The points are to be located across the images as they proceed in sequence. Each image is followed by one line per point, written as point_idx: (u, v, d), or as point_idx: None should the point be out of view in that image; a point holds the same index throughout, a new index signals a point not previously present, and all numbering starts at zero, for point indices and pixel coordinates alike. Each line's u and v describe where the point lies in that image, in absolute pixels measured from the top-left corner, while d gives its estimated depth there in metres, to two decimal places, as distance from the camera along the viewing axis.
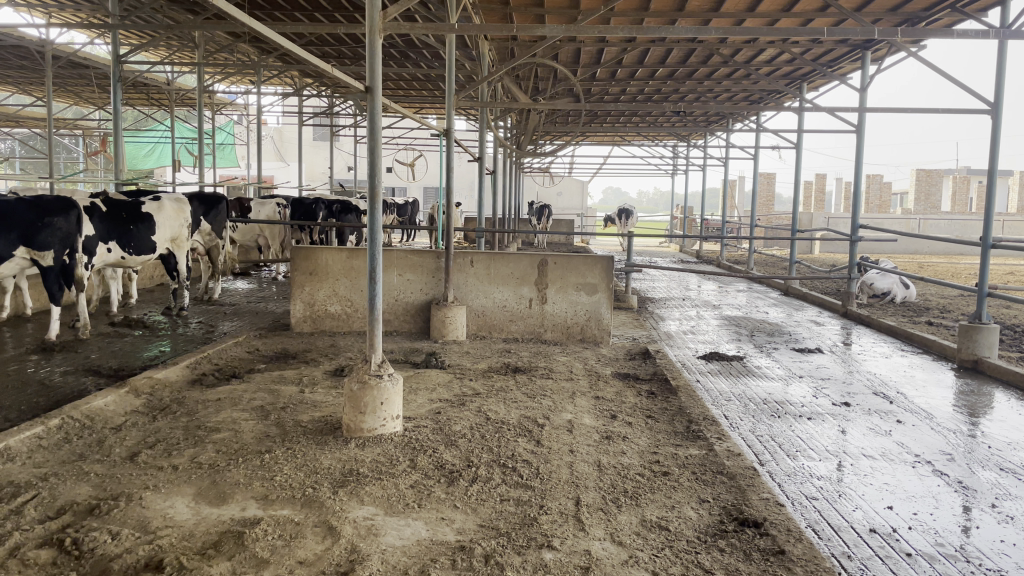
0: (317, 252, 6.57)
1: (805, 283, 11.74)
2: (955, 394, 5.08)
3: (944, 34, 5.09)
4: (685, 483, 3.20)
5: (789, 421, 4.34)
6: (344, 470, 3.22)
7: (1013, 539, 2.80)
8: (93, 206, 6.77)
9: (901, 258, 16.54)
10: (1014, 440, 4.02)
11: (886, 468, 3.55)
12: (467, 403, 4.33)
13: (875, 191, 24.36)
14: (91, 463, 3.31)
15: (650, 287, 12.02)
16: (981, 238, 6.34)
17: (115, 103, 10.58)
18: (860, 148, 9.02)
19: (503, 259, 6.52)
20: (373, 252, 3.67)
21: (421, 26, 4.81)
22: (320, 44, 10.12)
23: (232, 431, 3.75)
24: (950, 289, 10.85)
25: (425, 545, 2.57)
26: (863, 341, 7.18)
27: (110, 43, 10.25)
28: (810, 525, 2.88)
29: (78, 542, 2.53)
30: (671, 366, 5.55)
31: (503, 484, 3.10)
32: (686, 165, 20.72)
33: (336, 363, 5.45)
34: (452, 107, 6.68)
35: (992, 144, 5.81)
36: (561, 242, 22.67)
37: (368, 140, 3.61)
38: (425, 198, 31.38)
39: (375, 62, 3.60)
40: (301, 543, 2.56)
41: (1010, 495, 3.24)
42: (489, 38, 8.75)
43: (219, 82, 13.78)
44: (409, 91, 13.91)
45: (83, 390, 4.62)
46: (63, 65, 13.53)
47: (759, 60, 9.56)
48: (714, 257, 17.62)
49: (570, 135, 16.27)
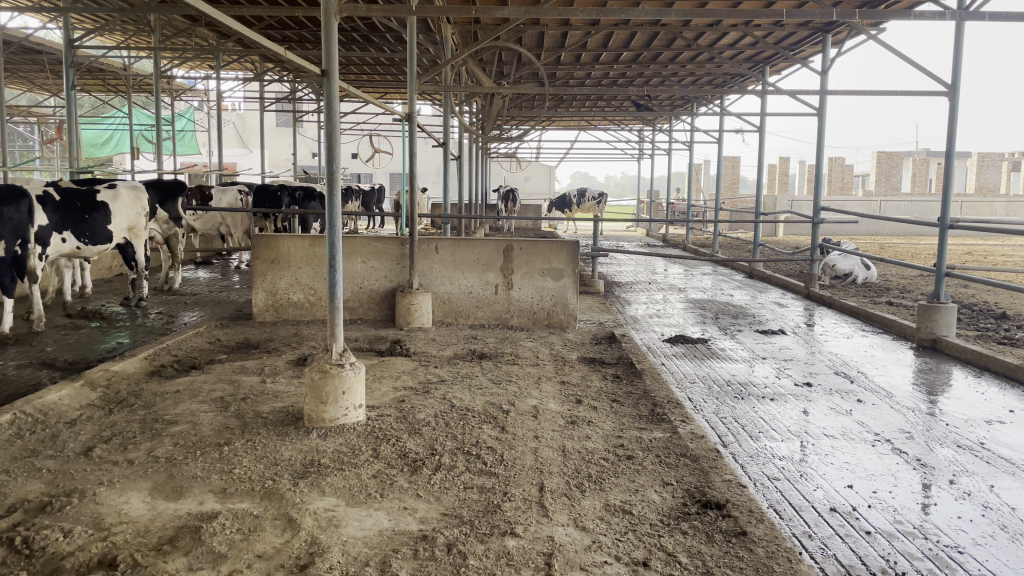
0: (278, 240, 6.44)
1: (769, 265, 11.91)
2: (915, 373, 5.21)
3: (903, 16, 5.16)
4: (649, 466, 3.21)
5: (752, 402, 4.40)
6: (305, 461, 3.15)
7: (969, 516, 2.88)
8: (45, 195, 6.51)
9: (863, 240, 16.87)
10: (970, 418, 4.14)
11: (847, 448, 3.62)
12: (432, 390, 4.29)
13: (837, 174, 24.79)
14: (43, 459, 3.19)
15: (617, 271, 12.08)
16: (939, 219, 6.47)
17: (67, 88, 10.18)
18: (822, 131, 9.14)
19: (468, 245, 6.46)
20: (332, 240, 3.59)
21: (379, 8, 4.65)
22: (280, 27, 9.87)
23: (190, 423, 3.65)
24: (908, 270, 11.10)
25: (387, 535, 2.54)
26: (825, 321, 7.32)
27: (60, 26, 9.87)
28: (772, 506, 2.92)
29: (28, 540, 2.43)
30: (636, 350, 5.58)
31: (466, 472, 3.08)
32: (652, 149, 20.80)
33: (300, 352, 5.35)
34: (414, 91, 6.55)
35: (949, 126, 5.93)
36: (529, 228, 22.65)
37: (324, 126, 3.51)
38: (392, 184, 31.03)
39: (330, 44, 3.50)
40: (260, 537, 2.50)
41: (967, 472, 3.33)
42: (451, 21, 8.61)
43: (176, 67, 13.37)
44: (372, 76, 13.66)
45: (35, 384, 4.46)
46: (13, 51, 13.02)
47: (722, 43, 9.61)
48: (681, 241, 17.76)
49: (536, 120, 16.17)
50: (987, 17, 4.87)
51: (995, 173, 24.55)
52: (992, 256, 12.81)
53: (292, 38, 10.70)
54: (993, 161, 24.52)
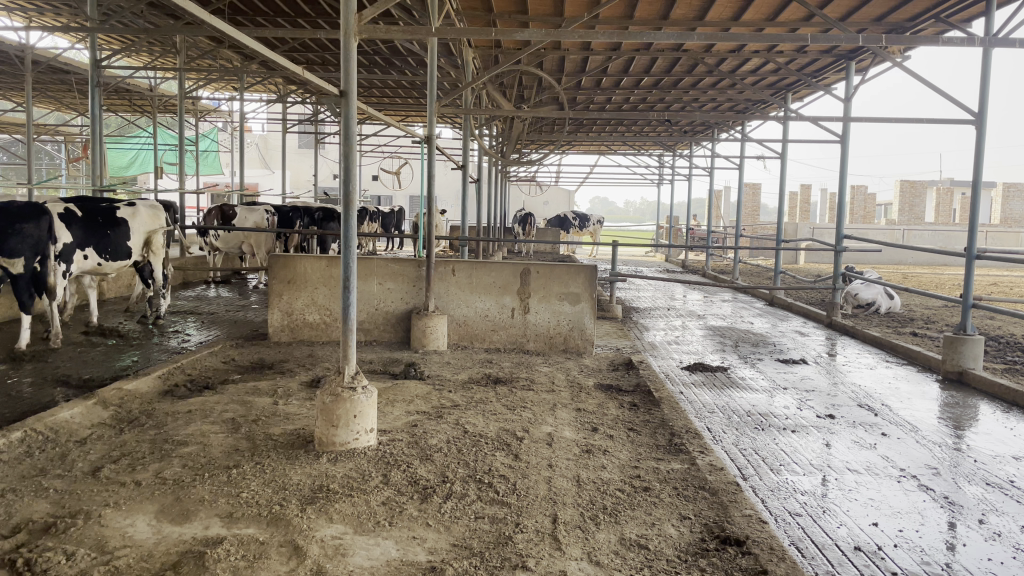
0: (296, 259, 6.44)
1: (790, 293, 11.71)
2: (941, 406, 5.04)
3: (931, 42, 5.09)
4: (667, 499, 3.10)
5: (773, 434, 4.27)
6: (314, 486, 3.09)
7: (1000, 558, 2.73)
8: (69, 212, 6.60)
9: (886, 269, 16.66)
10: (1000, 454, 3.98)
11: (871, 483, 3.49)
12: (445, 415, 4.22)
13: (858, 202, 24.59)
14: (51, 478, 3.16)
15: (635, 296, 12.00)
16: (967, 248, 6.29)
17: (94, 107, 10.34)
18: (845, 158, 9.06)
19: (485, 268, 6.42)
20: (347, 260, 3.56)
21: (400, 29, 4.63)
22: (303, 50, 10.07)
23: (200, 444, 3.61)
24: (934, 300, 10.88)
25: (394, 566, 2.46)
26: (848, 352, 7.14)
27: (90, 47, 10.09)
28: (793, 543, 2.80)
29: (30, 563, 2.38)
30: (654, 377, 5.48)
31: (478, 501, 2.99)
32: (671, 175, 20.78)
33: (313, 373, 5.31)
34: (435, 114, 6.53)
35: (976, 154, 5.81)
36: (546, 251, 22.67)
37: (342, 146, 3.50)
38: (411, 207, 31.32)
39: (349, 66, 3.50)
40: (265, 564, 2.43)
41: (998, 511, 3.18)
42: (473, 46, 8.71)
43: (201, 88, 13.59)
44: (394, 99, 13.85)
45: (48, 401, 4.45)
46: (44, 71, 13.33)
47: (744, 69, 9.65)
48: (700, 267, 17.62)
49: (556, 144, 16.21)
50: (1018, 44, 4.78)
51: (1021, 204, 24.18)
52: (1019, 287, 12.55)
53: (314, 61, 10.92)
54: (1019, 192, 24.14)
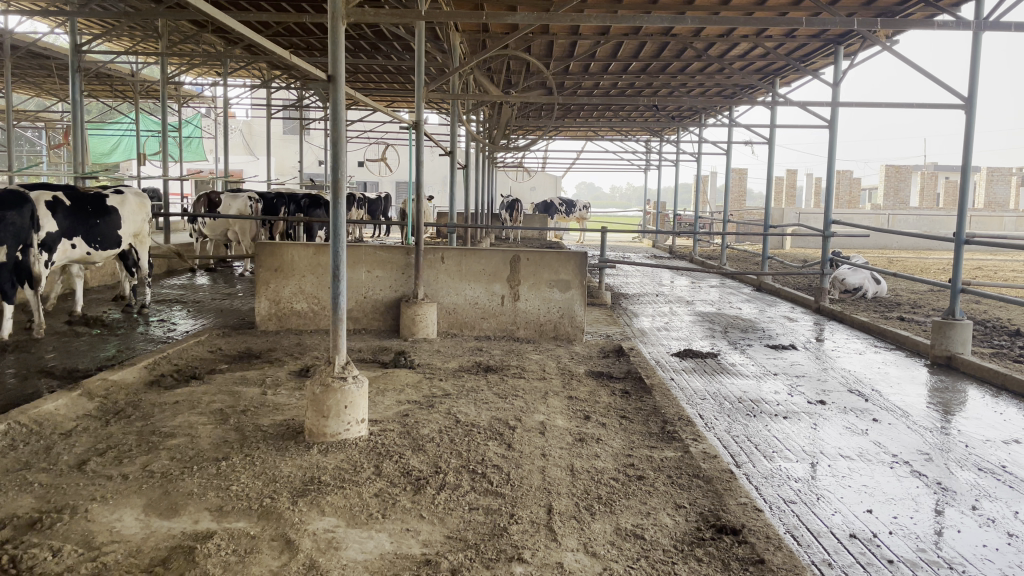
0: (283, 248, 6.35)
1: (778, 278, 11.77)
2: (929, 391, 5.07)
3: (923, 26, 5.05)
4: (661, 488, 3.10)
5: (765, 420, 4.28)
6: (305, 478, 3.05)
7: (995, 544, 2.75)
8: (55, 200, 6.46)
9: (872, 254, 16.79)
10: (991, 439, 4.01)
11: (864, 469, 3.50)
12: (436, 404, 4.19)
13: (844, 186, 24.72)
14: (35, 472, 3.10)
15: (624, 283, 11.99)
16: (955, 234, 6.31)
17: (74, 91, 10.10)
18: (833, 144, 9.06)
19: (474, 255, 6.37)
20: (336, 248, 3.49)
21: (387, 13, 4.52)
22: (288, 34, 9.90)
23: (188, 436, 3.55)
24: (920, 285, 10.97)
25: (388, 559, 2.42)
26: (837, 337, 7.18)
27: (69, 31, 9.84)
28: (789, 531, 2.80)
29: (15, 560, 2.33)
30: (645, 364, 5.46)
31: (472, 492, 2.97)
32: (659, 160, 20.75)
33: (301, 363, 5.25)
34: (423, 99, 6.43)
35: (965, 140, 5.82)
36: (535, 237, 22.62)
37: (330, 134, 3.42)
38: (398, 193, 31.11)
39: (338, 50, 3.41)
40: (256, 559, 2.39)
41: (990, 496, 3.20)
42: (460, 30, 8.60)
43: (183, 73, 13.36)
44: (380, 84, 13.68)
45: (32, 393, 4.36)
46: (22, 55, 13.02)
47: (734, 54, 9.60)
48: (688, 253, 17.65)
49: (543, 129, 16.10)
50: (1011, 28, 4.75)
51: (1004, 187, 24.39)
52: (1003, 271, 12.67)
53: (299, 45, 10.74)
54: (1002, 176, 24.34)
